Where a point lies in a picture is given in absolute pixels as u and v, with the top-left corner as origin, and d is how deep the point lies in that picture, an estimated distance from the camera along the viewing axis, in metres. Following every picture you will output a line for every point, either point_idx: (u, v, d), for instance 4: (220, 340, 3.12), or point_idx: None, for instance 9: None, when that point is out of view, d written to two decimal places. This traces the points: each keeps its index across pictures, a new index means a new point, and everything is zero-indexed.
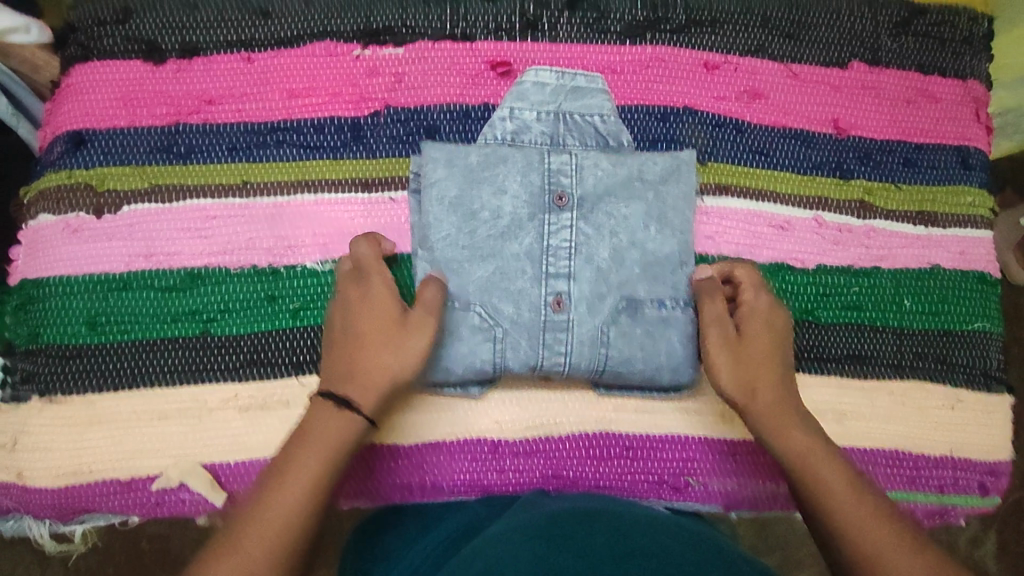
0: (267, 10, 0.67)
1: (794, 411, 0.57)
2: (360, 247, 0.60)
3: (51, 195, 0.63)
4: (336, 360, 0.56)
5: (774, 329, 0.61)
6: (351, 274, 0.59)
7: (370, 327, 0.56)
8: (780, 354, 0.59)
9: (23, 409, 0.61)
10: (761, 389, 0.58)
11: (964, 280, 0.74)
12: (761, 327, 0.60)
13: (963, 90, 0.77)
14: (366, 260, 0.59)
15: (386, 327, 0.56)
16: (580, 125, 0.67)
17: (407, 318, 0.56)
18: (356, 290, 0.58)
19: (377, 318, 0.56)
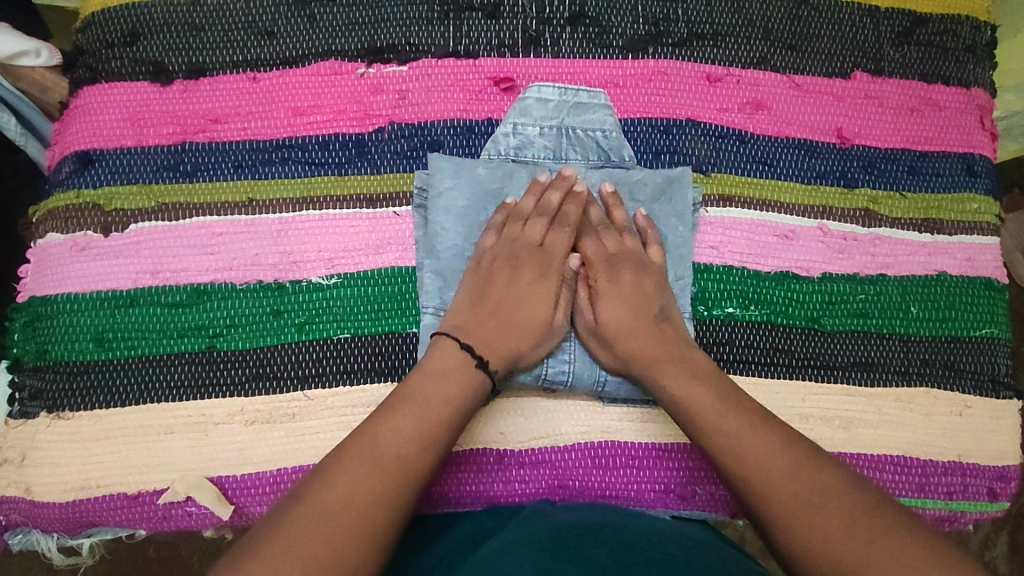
0: (273, 31, 0.68)
1: (664, 363, 0.59)
2: (563, 221, 0.64)
3: (58, 214, 0.64)
4: (478, 317, 0.60)
5: (630, 288, 0.63)
6: (535, 245, 0.64)
7: (528, 314, 0.61)
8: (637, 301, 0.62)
9: (30, 426, 0.61)
10: (633, 359, 0.60)
11: (971, 287, 0.73)
12: (613, 291, 0.63)
13: (967, 98, 0.77)
14: (556, 241, 0.64)
15: (537, 323, 0.61)
16: (582, 140, 0.68)
17: (554, 320, 0.62)
18: (528, 271, 0.62)
19: (528, 308, 0.61)
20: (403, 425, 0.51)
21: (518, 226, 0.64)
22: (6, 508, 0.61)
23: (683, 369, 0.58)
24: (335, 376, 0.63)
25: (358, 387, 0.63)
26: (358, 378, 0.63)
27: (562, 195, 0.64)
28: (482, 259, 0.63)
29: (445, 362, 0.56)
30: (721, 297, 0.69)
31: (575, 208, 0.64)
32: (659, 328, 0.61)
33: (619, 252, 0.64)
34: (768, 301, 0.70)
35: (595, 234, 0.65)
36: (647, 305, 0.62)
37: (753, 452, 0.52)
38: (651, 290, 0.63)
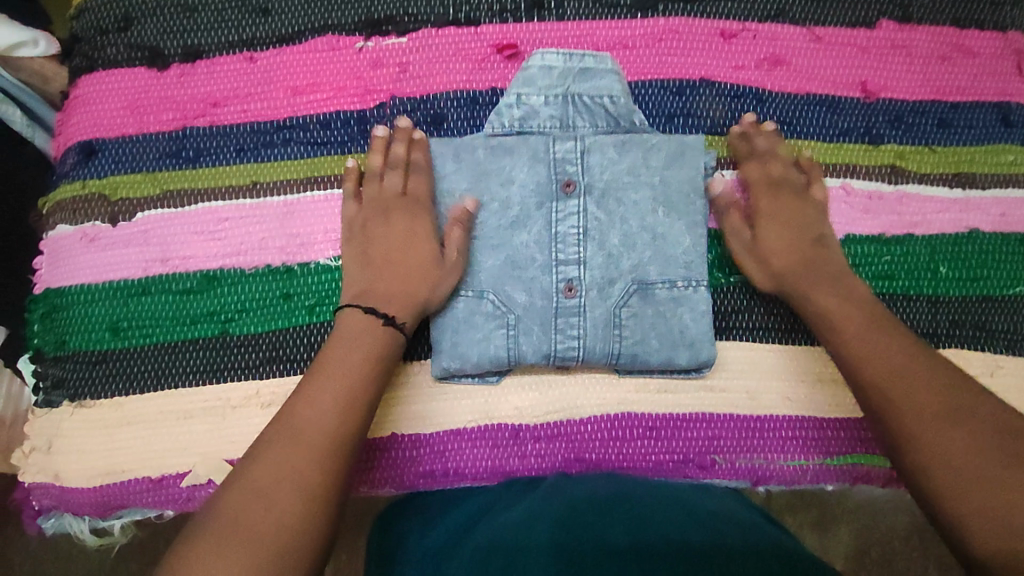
0: (269, 8, 0.67)
1: (818, 282, 0.60)
2: (416, 167, 0.63)
3: (66, 206, 0.65)
4: (371, 280, 0.59)
5: (792, 211, 0.64)
6: (400, 197, 0.62)
7: (410, 262, 0.60)
8: (799, 222, 0.64)
9: (54, 414, 0.63)
10: (785, 276, 0.62)
11: (1005, 244, 0.69)
12: (772, 215, 0.64)
13: (1003, 43, 0.73)
14: (417, 189, 0.63)
15: (424, 267, 0.60)
16: (589, 106, 0.65)
17: (443, 262, 0.61)
18: (399, 218, 0.62)
19: (414, 256, 0.60)
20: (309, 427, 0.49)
21: (375, 183, 0.63)
22: (37, 493, 0.63)
23: (836, 293, 0.59)
24: None
25: None
26: None
27: (406, 144, 0.64)
28: (353, 226, 0.62)
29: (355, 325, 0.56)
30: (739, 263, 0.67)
31: (422, 153, 0.63)
32: (812, 244, 0.63)
33: (780, 179, 0.65)
34: None
35: (757, 159, 0.66)
36: (809, 229, 0.63)
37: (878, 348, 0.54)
38: (808, 214, 0.64)
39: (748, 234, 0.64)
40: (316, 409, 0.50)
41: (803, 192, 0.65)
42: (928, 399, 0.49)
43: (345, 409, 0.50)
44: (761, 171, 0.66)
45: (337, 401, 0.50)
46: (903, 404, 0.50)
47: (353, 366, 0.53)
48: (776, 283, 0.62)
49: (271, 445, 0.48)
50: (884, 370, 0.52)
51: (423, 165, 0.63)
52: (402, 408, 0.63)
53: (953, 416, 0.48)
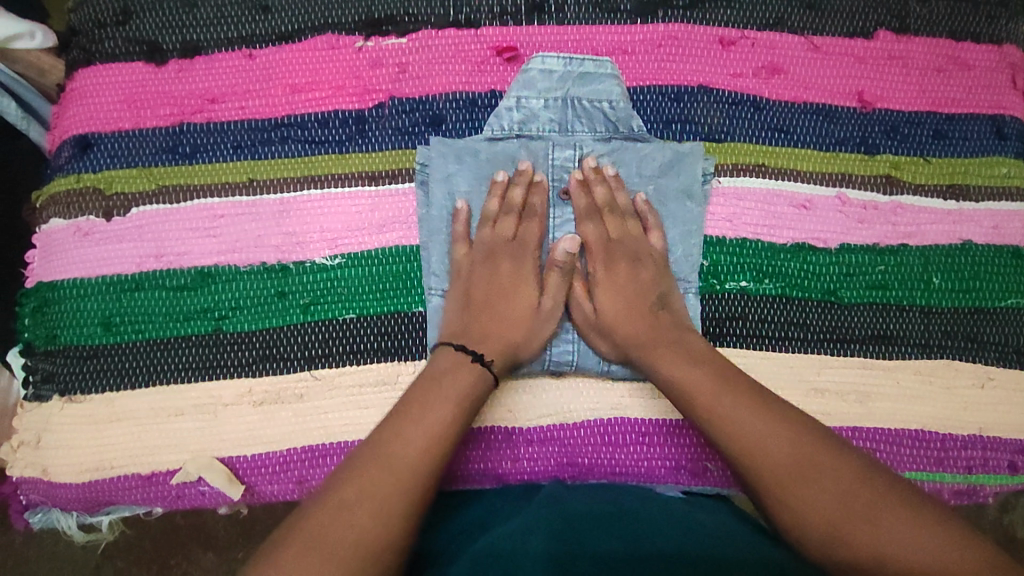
0: (269, 6, 0.67)
1: (661, 348, 0.59)
2: (530, 212, 0.64)
3: (61, 199, 0.64)
4: (474, 323, 0.60)
5: (624, 277, 0.63)
6: (508, 241, 0.63)
7: (513, 308, 0.62)
8: (624, 295, 0.62)
9: (45, 409, 0.62)
10: (630, 348, 0.61)
11: (998, 256, 0.70)
12: (608, 282, 0.63)
13: (998, 55, 0.73)
14: (527, 235, 0.63)
15: (523, 315, 0.62)
16: (588, 111, 0.65)
17: (540, 312, 0.62)
18: (506, 266, 0.63)
19: (516, 303, 0.62)
20: (398, 460, 0.49)
21: (488, 226, 0.63)
22: (25, 489, 0.62)
23: (680, 352, 0.58)
24: (341, 356, 0.62)
25: (366, 366, 0.62)
26: (368, 358, 0.62)
27: (526, 189, 0.64)
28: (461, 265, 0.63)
29: (443, 366, 0.56)
30: (735, 270, 0.67)
31: (541, 199, 0.64)
32: (649, 313, 0.62)
33: (620, 239, 0.64)
34: (784, 273, 0.67)
35: (599, 218, 0.64)
36: (648, 294, 0.63)
37: (769, 452, 0.50)
38: (650, 278, 0.63)
39: (588, 305, 0.63)
40: (405, 441, 0.50)
41: (634, 249, 0.64)
42: (797, 462, 0.49)
43: (432, 440, 0.51)
44: (600, 233, 0.64)
45: (426, 436, 0.51)
46: (820, 518, 0.47)
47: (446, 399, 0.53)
48: (620, 355, 0.62)
49: (359, 471, 0.49)
50: (784, 475, 0.49)
51: (539, 212, 0.64)
52: None
53: (812, 470, 0.49)
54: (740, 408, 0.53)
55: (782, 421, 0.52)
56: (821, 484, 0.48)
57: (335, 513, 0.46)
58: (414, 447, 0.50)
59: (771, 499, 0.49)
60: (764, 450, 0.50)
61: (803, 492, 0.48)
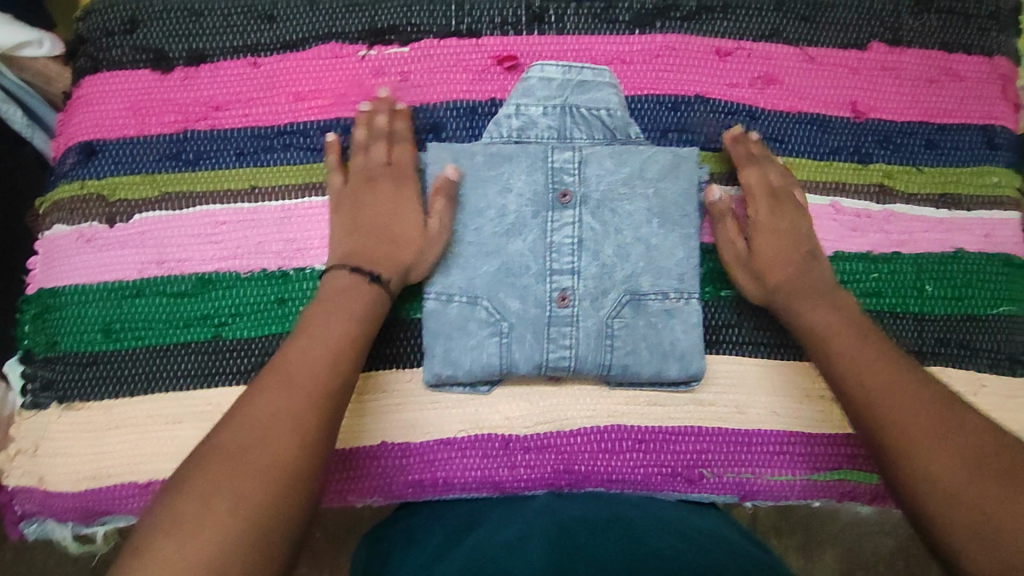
0: (273, 15, 0.67)
1: (798, 292, 0.62)
2: (399, 137, 0.65)
3: (63, 206, 0.65)
4: (356, 245, 0.60)
5: (779, 224, 0.65)
6: (383, 166, 0.64)
7: (397, 228, 0.61)
8: (788, 236, 0.65)
9: (44, 416, 0.62)
10: (780, 288, 0.63)
11: (989, 264, 0.71)
12: (768, 228, 0.65)
13: (989, 67, 0.75)
14: (399, 157, 0.64)
15: (411, 229, 0.62)
16: (586, 118, 0.66)
17: (429, 225, 0.62)
18: (385, 188, 0.63)
19: (399, 220, 0.62)
20: (305, 376, 0.49)
21: (362, 156, 0.64)
22: (24, 496, 0.62)
23: (828, 306, 0.60)
24: None
25: None
26: None
27: (387, 113, 0.64)
28: (340, 195, 0.63)
29: (340, 283, 0.57)
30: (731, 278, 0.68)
31: (404, 124, 0.65)
32: (809, 259, 0.64)
33: (784, 189, 0.67)
34: None
35: (760, 168, 0.67)
36: (807, 243, 0.65)
37: (898, 395, 0.51)
38: (803, 226, 0.65)
39: (741, 242, 0.65)
40: (309, 360, 0.50)
41: (795, 202, 0.67)
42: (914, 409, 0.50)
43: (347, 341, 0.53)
44: (762, 178, 0.67)
45: (345, 338, 0.53)
46: (934, 452, 0.47)
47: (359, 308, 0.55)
48: (764, 295, 0.64)
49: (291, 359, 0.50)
50: (909, 418, 0.49)
51: (405, 135, 0.65)
52: (392, 418, 0.64)
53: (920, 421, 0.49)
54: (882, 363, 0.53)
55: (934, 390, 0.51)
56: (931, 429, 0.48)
57: (253, 433, 0.45)
58: (314, 363, 0.50)
59: (886, 438, 0.49)
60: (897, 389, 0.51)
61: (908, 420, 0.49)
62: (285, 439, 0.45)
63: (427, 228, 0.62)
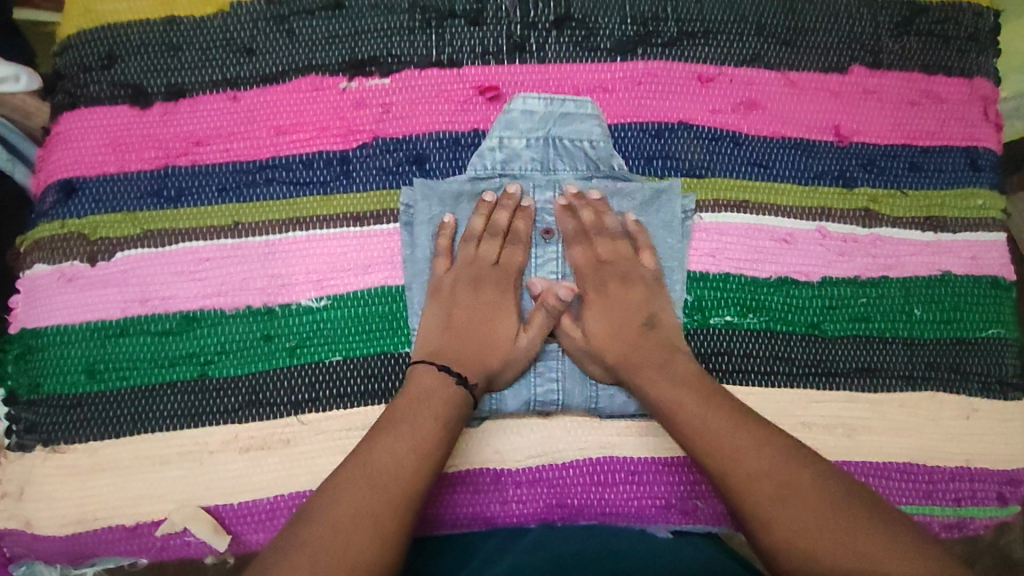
0: (252, 48, 0.67)
1: (644, 368, 0.61)
2: (515, 239, 0.65)
3: (45, 245, 0.64)
4: (449, 342, 0.62)
5: (616, 298, 0.65)
6: (490, 266, 0.65)
7: (493, 330, 0.63)
8: (625, 311, 0.64)
9: (28, 459, 0.62)
10: (620, 366, 0.62)
11: (976, 286, 0.71)
12: (600, 303, 0.65)
13: (970, 89, 0.75)
14: (510, 259, 0.65)
15: (504, 340, 0.62)
16: (570, 150, 0.67)
17: (519, 339, 0.63)
18: (489, 290, 0.64)
19: (495, 328, 0.63)
20: (383, 473, 0.51)
21: (470, 249, 0.64)
22: (8, 541, 0.62)
23: (664, 374, 0.60)
24: (328, 400, 0.62)
25: (355, 408, 0.62)
26: (354, 400, 0.62)
27: (510, 214, 0.65)
28: (442, 284, 0.64)
29: (423, 384, 0.58)
30: (719, 306, 0.68)
31: (525, 226, 0.65)
32: (645, 329, 0.63)
33: (610, 260, 0.66)
34: (767, 308, 0.68)
35: (586, 241, 0.66)
36: (635, 313, 0.64)
37: (733, 448, 0.54)
38: (642, 298, 0.64)
39: (579, 331, 0.64)
40: (403, 436, 0.54)
41: (626, 268, 0.65)
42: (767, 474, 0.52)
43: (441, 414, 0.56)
44: (588, 255, 0.66)
45: (437, 412, 0.56)
46: (781, 508, 0.50)
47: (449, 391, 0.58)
48: (611, 376, 0.63)
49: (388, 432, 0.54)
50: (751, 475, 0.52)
51: (523, 238, 0.65)
52: None
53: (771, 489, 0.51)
54: (725, 427, 0.55)
55: (770, 442, 0.54)
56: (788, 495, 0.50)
57: (328, 532, 0.48)
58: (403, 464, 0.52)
59: (743, 501, 0.52)
60: (744, 461, 0.53)
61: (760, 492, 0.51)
62: (354, 535, 0.48)
63: (519, 344, 0.63)
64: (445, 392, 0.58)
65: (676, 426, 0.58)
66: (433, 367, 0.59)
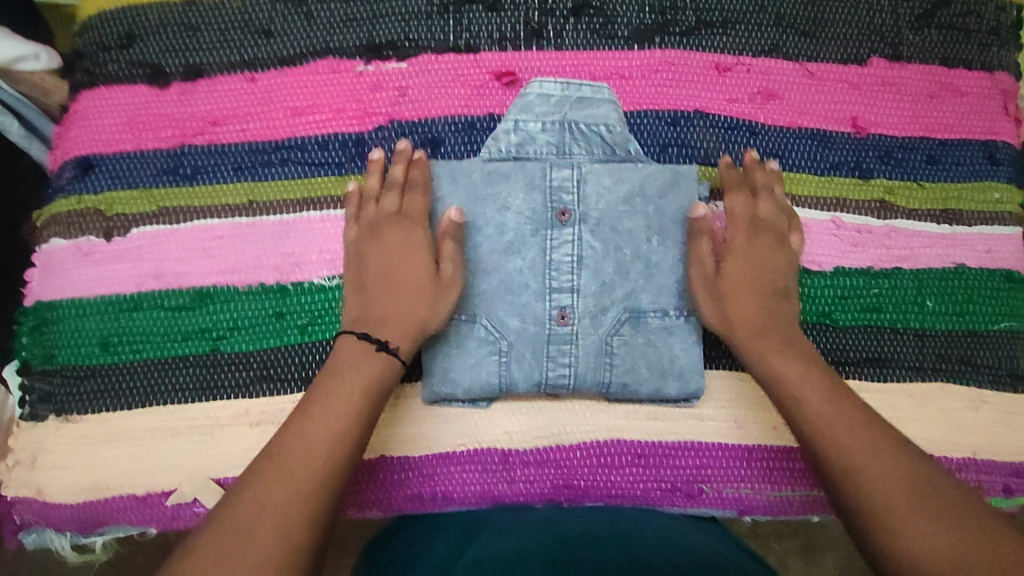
0: (271, 30, 0.68)
1: (767, 326, 0.59)
2: (413, 185, 0.62)
3: (62, 219, 0.65)
4: (370, 302, 0.58)
5: (765, 251, 0.62)
6: (393, 215, 0.61)
7: (407, 276, 0.59)
8: (769, 271, 0.61)
9: (40, 429, 0.62)
10: (750, 313, 0.59)
11: (992, 280, 0.70)
12: (747, 250, 0.61)
13: (990, 83, 0.74)
14: (413, 206, 0.62)
15: (423, 281, 0.59)
16: (586, 135, 0.66)
17: (439, 272, 0.59)
18: (392, 235, 0.60)
19: (407, 270, 0.59)
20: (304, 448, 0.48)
21: (374, 205, 0.62)
22: (20, 509, 0.62)
23: (786, 339, 0.58)
24: None
25: None
26: None
27: (404, 164, 0.63)
28: (354, 245, 0.61)
29: (348, 349, 0.54)
30: None
31: (421, 171, 0.63)
32: (781, 297, 0.60)
33: (766, 219, 0.63)
34: None
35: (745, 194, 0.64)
36: (783, 275, 0.61)
37: (842, 430, 0.51)
38: (785, 265, 0.62)
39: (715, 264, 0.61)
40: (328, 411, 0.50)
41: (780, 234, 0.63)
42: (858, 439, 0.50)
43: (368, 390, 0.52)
44: (743, 206, 0.64)
45: (364, 389, 0.52)
46: (865, 472, 0.48)
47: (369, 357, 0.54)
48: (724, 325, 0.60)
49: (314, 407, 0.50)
50: (858, 458, 0.49)
51: (421, 183, 0.63)
52: (390, 431, 0.63)
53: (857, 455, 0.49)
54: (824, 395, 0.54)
55: (865, 416, 0.52)
56: (877, 462, 0.49)
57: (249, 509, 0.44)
58: (325, 439, 0.48)
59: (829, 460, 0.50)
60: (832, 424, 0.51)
61: (854, 455, 0.49)
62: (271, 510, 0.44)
63: (439, 279, 0.59)
64: (369, 367, 0.54)
65: (779, 389, 0.56)
66: (350, 334, 0.56)
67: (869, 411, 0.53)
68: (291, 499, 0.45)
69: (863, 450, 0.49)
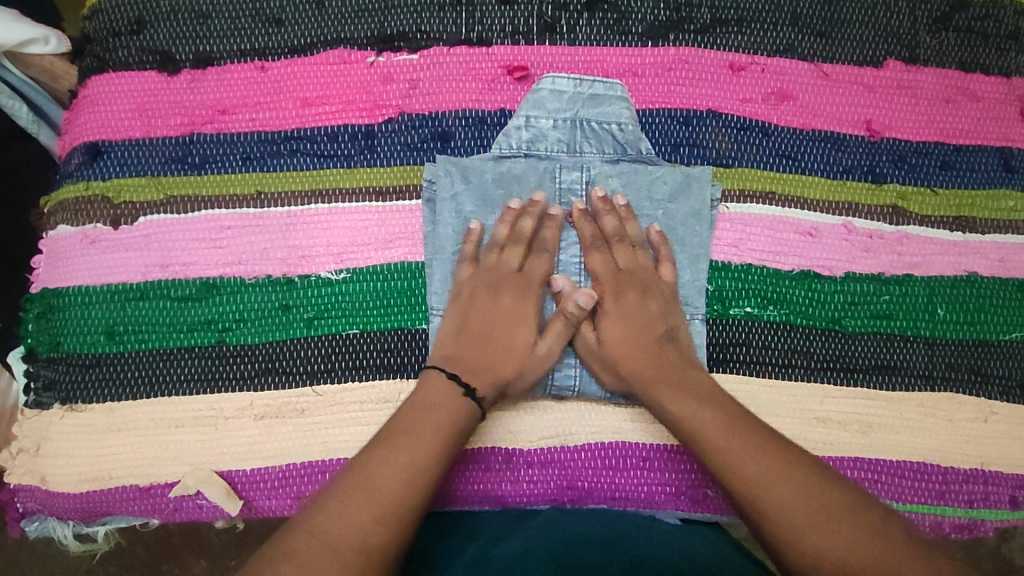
0: (281, 18, 0.67)
1: (655, 382, 0.59)
2: (542, 245, 0.63)
3: (69, 206, 0.64)
4: (463, 350, 0.59)
5: (634, 310, 0.62)
6: (513, 272, 0.62)
7: (509, 337, 0.61)
8: (645, 326, 0.62)
9: (45, 416, 0.62)
10: (633, 379, 0.60)
11: (1003, 289, 0.70)
12: (617, 311, 0.62)
13: (1007, 88, 0.73)
14: (534, 267, 0.63)
15: (520, 348, 0.60)
16: (597, 133, 0.66)
17: (536, 342, 0.61)
18: (507, 297, 0.62)
19: (511, 336, 0.61)
20: (379, 487, 0.49)
21: (492, 256, 0.63)
22: (23, 495, 0.62)
23: (680, 389, 0.58)
24: (344, 373, 0.62)
25: (370, 382, 0.62)
26: (369, 374, 0.62)
27: (536, 221, 0.63)
28: (462, 289, 0.62)
29: (436, 394, 0.55)
30: (740, 297, 0.67)
31: (552, 233, 0.63)
32: (664, 347, 0.61)
33: (631, 270, 0.63)
34: (788, 300, 0.67)
35: (606, 249, 0.64)
36: (649, 327, 0.62)
37: (743, 452, 0.52)
38: (654, 314, 0.62)
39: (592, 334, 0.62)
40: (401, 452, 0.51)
41: (648, 279, 0.63)
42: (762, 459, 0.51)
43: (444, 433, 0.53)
44: (607, 263, 0.63)
45: (442, 431, 0.53)
46: (767, 490, 0.50)
47: (454, 402, 0.55)
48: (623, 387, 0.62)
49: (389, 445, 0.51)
50: (765, 478, 0.50)
51: (551, 247, 0.63)
52: None
53: (760, 477, 0.50)
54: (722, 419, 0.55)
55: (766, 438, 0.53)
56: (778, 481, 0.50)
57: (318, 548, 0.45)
58: (397, 476, 0.49)
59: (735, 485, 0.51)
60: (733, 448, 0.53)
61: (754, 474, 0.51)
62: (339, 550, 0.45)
63: (535, 352, 0.61)
64: (449, 409, 0.55)
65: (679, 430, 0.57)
66: (441, 373, 0.57)
67: (764, 428, 0.54)
68: (354, 542, 0.46)
69: (763, 472, 0.51)
